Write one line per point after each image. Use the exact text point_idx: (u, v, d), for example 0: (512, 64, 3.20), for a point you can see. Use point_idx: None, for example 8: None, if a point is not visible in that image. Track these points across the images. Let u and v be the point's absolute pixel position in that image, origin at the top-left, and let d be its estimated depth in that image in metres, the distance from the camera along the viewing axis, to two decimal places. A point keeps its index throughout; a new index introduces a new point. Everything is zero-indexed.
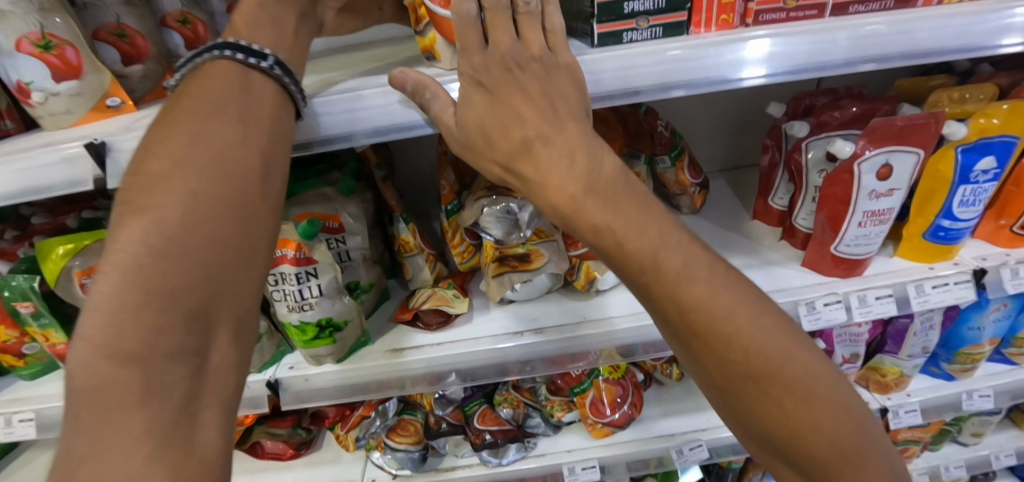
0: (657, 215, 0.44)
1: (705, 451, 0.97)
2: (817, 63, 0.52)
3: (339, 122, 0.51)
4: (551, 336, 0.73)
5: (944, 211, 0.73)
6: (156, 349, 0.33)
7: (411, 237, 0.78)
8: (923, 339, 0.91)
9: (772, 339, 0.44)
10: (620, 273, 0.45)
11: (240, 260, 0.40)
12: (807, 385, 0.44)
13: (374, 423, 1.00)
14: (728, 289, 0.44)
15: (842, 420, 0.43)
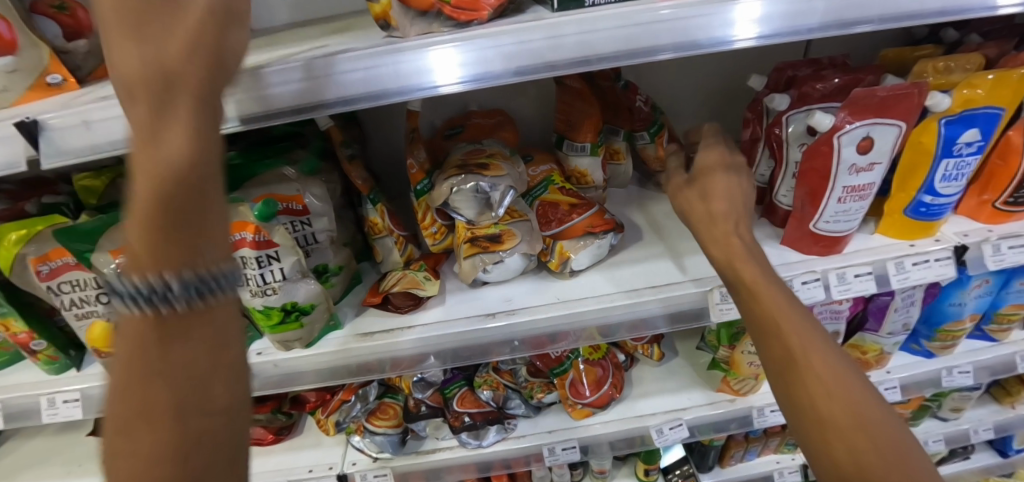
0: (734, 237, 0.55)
1: (685, 431, 0.96)
2: (796, 27, 0.49)
3: (293, 91, 0.47)
4: (523, 319, 0.72)
5: (926, 186, 0.71)
6: (176, 387, 0.31)
7: (379, 218, 0.76)
8: (904, 316, 0.91)
9: (833, 358, 0.49)
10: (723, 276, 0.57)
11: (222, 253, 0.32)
12: (861, 411, 0.46)
13: (354, 407, 1.01)
14: (791, 299, 0.52)
15: (891, 439, 0.46)
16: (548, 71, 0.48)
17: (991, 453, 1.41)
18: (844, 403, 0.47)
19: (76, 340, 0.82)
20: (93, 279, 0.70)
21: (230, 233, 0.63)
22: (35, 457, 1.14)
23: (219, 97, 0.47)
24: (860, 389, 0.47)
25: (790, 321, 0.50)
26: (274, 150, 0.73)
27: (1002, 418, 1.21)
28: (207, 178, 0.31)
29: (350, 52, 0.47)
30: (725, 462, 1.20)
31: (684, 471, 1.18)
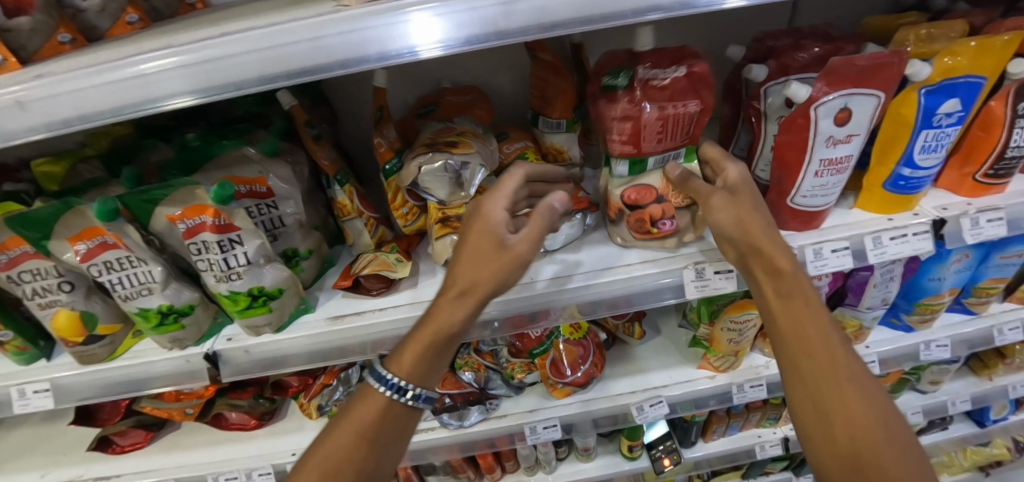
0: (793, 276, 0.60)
1: (665, 408, 0.97)
2: None
3: (236, 66, 0.45)
4: (510, 295, 0.71)
5: (905, 158, 0.69)
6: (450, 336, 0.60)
7: (348, 200, 0.74)
8: (883, 291, 0.90)
9: (854, 360, 0.57)
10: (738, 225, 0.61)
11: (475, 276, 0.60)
12: (878, 408, 0.55)
13: (336, 390, 1.03)
14: (816, 303, 0.59)
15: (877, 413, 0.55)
16: (498, 40, 0.45)
17: (969, 424, 1.44)
18: (864, 405, 0.54)
19: (44, 331, 0.81)
20: (53, 267, 0.68)
21: (189, 217, 0.61)
22: (20, 447, 1.13)
23: (158, 73, 0.45)
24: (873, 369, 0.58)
25: (811, 313, 0.58)
26: (234, 131, 0.71)
27: (979, 389, 1.23)
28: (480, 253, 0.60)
29: (297, 21, 0.44)
30: (708, 437, 1.21)
31: (667, 446, 1.19)
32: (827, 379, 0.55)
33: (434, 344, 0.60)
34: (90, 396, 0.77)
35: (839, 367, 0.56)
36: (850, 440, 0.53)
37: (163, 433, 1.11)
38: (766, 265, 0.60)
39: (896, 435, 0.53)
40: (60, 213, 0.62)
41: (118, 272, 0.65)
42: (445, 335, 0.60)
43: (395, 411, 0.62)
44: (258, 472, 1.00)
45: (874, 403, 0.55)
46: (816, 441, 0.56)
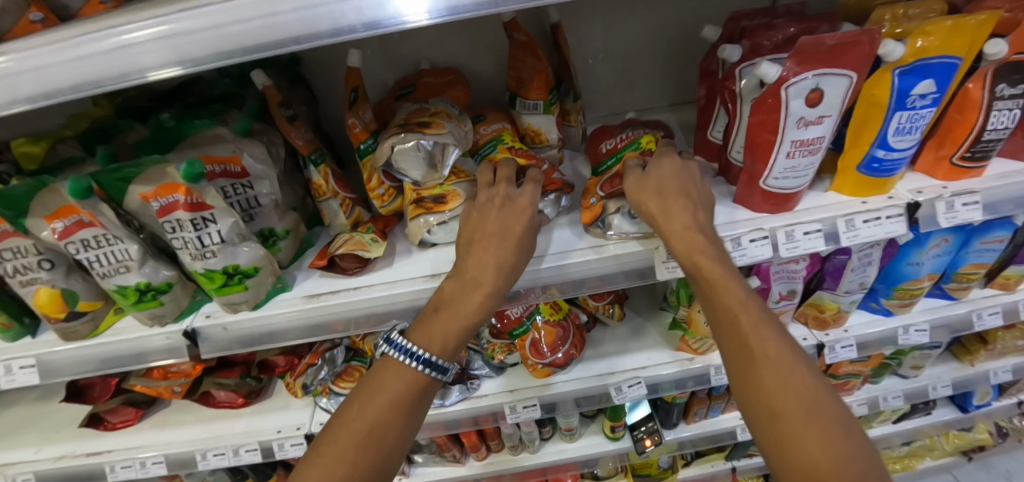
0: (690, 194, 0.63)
1: (643, 388, 0.98)
2: None
3: (195, 42, 0.45)
4: None
5: (879, 140, 0.69)
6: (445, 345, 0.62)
7: (323, 180, 0.74)
8: (861, 275, 0.91)
9: (788, 350, 0.51)
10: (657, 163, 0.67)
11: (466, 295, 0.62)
12: (812, 397, 0.48)
13: (320, 370, 1.05)
14: (741, 281, 0.56)
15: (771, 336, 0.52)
16: (453, 16, 0.45)
17: (952, 409, 1.45)
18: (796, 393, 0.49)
19: (29, 308, 0.82)
20: (32, 245, 0.69)
21: (162, 196, 0.62)
22: (15, 423, 1.16)
23: (120, 49, 0.45)
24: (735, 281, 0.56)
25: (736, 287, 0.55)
26: (208, 111, 0.71)
27: (961, 374, 1.23)
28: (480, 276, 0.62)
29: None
30: (690, 419, 1.23)
31: (649, 427, 1.21)
32: (751, 367, 0.51)
33: (462, 280, 0.62)
34: (75, 372, 0.79)
35: (763, 352, 0.51)
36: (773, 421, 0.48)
37: (153, 411, 1.14)
38: (682, 240, 0.59)
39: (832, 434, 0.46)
40: (35, 192, 0.63)
41: (96, 250, 0.66)
42: (481, 260, 0.62)
43: (420, 381, 0.61)
44: (245, 448, 1.02)
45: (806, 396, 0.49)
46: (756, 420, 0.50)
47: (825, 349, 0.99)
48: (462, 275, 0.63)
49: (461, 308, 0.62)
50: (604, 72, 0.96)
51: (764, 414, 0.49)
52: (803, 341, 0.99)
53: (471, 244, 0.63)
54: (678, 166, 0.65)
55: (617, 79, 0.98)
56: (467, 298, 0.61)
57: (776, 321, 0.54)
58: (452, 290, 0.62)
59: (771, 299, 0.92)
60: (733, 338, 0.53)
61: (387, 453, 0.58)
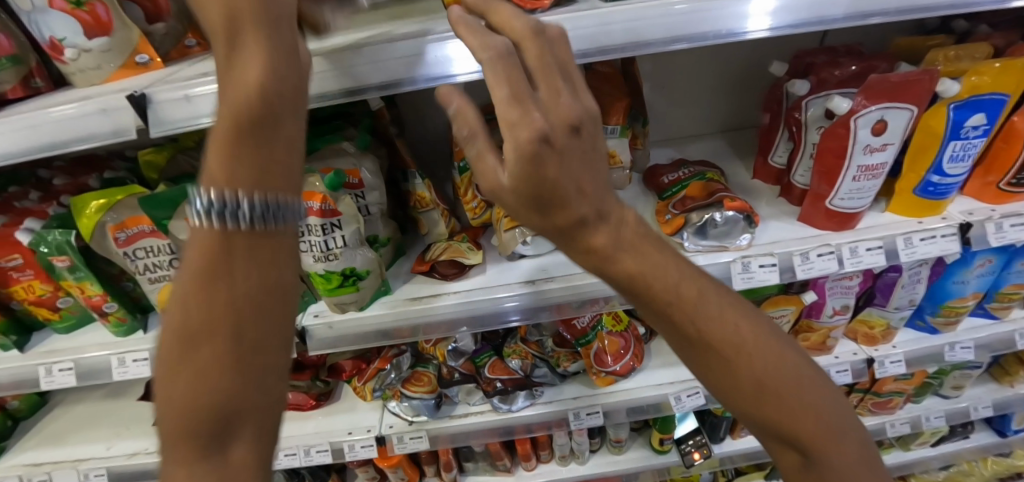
0: (675, 270, 0.46)
1: (701, 398, 1.04)
2: (819, 17, 0.56)
3: (369, 71, 0.56)
4: (575, 279, 0.79)
5: (934, 166, 0.76)
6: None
7: (427, 192, 0.81)
8: (910, 292, 0.97)
9: (801, 370, 0.50)
10: (658, 278, 0.45)
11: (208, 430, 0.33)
12: (828, 417, 0.49)
13: (389, 375, 1.07)
14: (738, 317, 0.48)
15: (792, 364, 0.49)
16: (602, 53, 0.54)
17: (990, 433, 1.48)
18: (792, 378, 0.49)
19: (139, 305, 0.90)
20: (166, 244, 0.77)
21: None
22: (84, 421, 1.21)
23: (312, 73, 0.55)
24: (740, 321, 0.48)
25: (748, 335, 0.47)
26: (328, 127, 0.80)
27: (1001, 395, 1.27)
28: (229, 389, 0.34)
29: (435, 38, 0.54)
30: (736, 433, 1.27)
31: (697, 441, 1.24)
32: (786, 400, 0.48)
33: (206, 408, 0.33)
34: None
35: (790, 387, 0.48)
36: (776, 404, 0.48)
37: None
38: (695, 347, 0.48)
39: (822, 408, 0.49)
40: (186, 195, 0.71)
41: None
42: (231, 358, 0.33)
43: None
44: (316, 449, 1.06)
45: (788, 359, 0.49)
46: (744, 412, 0.51)
47: (875, 364, 1.04)
48: (214, 396, 0.33)
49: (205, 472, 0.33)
50: (664, 101, 1.06)
51: (758, 408, 0.49)
52: (853, 355, 1.05)
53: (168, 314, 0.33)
54: (685, 281, 0.46)
55: (675, 107, 1.07)
56: (238, 436, 0.34)
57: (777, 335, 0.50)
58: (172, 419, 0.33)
59: (825, 314, 0.98)
60: (700, 347, 0.48)
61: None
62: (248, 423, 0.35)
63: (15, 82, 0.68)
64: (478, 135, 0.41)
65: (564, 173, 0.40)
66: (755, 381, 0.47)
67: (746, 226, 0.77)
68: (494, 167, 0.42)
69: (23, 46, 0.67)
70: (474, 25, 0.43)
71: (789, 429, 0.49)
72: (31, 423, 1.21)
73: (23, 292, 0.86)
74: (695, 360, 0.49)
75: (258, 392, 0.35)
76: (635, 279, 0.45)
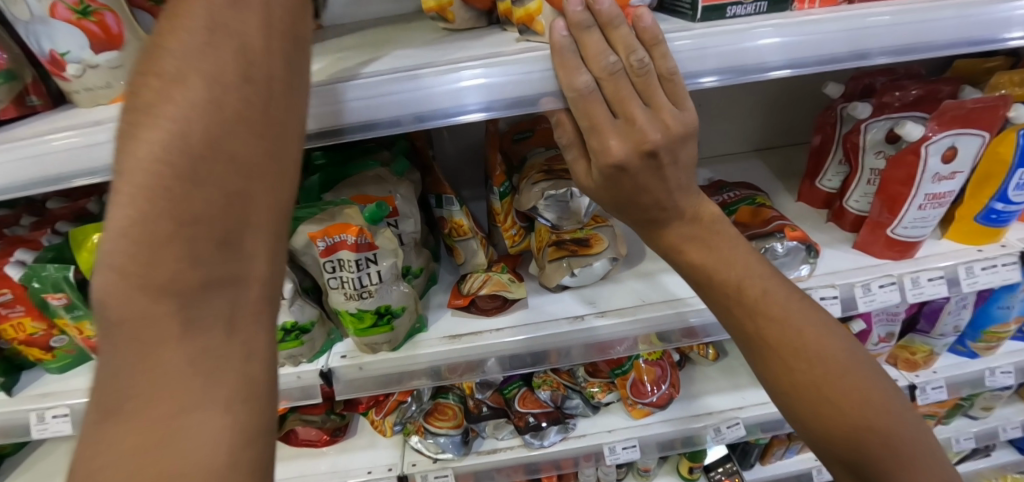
0: (762, 280, 0.53)
1: (741, 430, 0.98)
2: (924, 43, 0.51)
3: (442, 95, 0.46)
4: (626, 316, 0.73)
5: (999, 194, 0.73)
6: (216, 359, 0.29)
7: (464, 220, 0.76)
8: (956, 318, 0.94)
9: (881, 387, 0.52)
10: (743, 284, 0.52)
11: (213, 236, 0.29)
12: (907, 434, 0.50)
13: (410, 408, 1.01)
14: (825, 331, 0.53)
15: (870, 383, 0.51)
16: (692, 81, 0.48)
17: (1010, 450, 1.47)
18: (846, 379, 0.51)
19: None
20: None
21: (329, 235, 0.63)
22: None
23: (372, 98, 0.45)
24: (823, 332, 0.52)
25: (829, 345, 0.52)
26: (360, 150, 0.74)
27: None
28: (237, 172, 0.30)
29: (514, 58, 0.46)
30: (766, 460, 1.23)
31: (727, 469, 1.20)
32: (867, 415, 0.50)
33: (214, 229, 0.28)
34: None
35: (868, 400, 0.50)
36: (828, 407, 0.50)
37: None
38: (779, 349, 0.51)
39: (876, 412, 0.50)
40: None
41: None
42: (237, 189, 0.30)
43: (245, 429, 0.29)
44: None
45: (845, 365, 0.51)
46: (796, 415, 0.53)
47: (917, 390, 1.01)
48: (213, 222, 0.28)
49: (197, 327, 0.28)
50: (700, 119, 1.02)
51: (811, 412, 0.51)
52: (895, 382, 1.02)
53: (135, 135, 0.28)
54: (767, 286, 0.53)
55: (710, 125, 1.03)
56: (244, 270, 0.30)
57: (857, 356, 0.53)
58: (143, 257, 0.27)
59: (870, 342, 0.94)
60: (758, 346, 0.53)
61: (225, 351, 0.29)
62: (248, 259, 0.31)
63: (8, 101, 0.60)
64: (573, 145, 0.50)
65: (639, 187, 0.49)
66: (808, 381, 0.51)
67: (807, 257, 0.73)
68: (584, 171, 0.51)
69: (18, 60, 0.59)
70: (571, 56, 0.42)
71: (852, 445, 0.50)
72: (12, 464, 1.11)
73: (11, 331, 0.77)
74: (755, 355, 0.54)
75: (259, 232, 0.31)
76: (696, 271, 0.54)
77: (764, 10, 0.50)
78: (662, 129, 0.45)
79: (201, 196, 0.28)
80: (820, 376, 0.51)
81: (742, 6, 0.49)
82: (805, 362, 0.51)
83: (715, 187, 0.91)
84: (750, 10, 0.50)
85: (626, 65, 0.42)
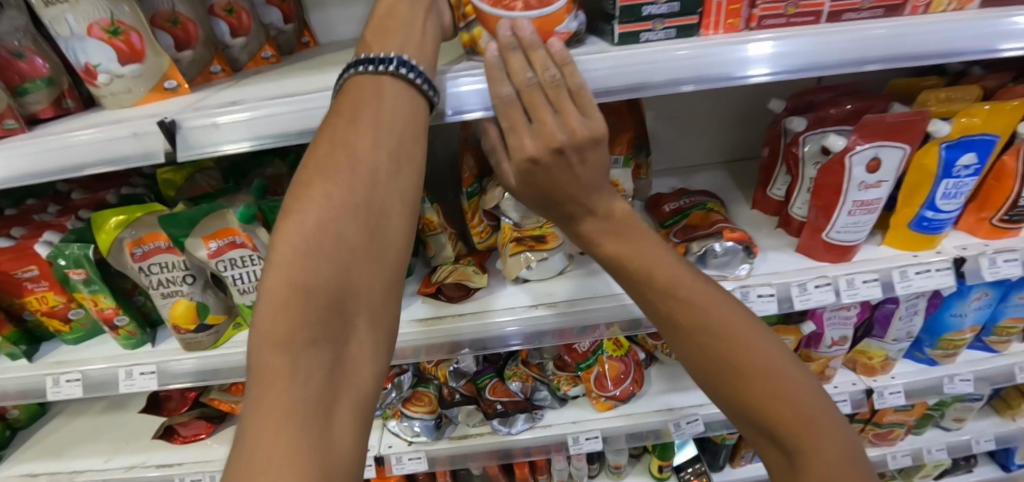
0: (675, 266, 0.60)
1: (700, 425, 1.04)
2: (858, 58, 0.56)
3: None
4: (576, 306, 0.80)
5: (928, 203, 0.79)
6: (304, 406, 0.34)
7: (435, 216, 0.83)
8: (907, 324, 0.99)
9: (794, 365, 0.56)
10: (658, 270, 0.59)
11: (329, 297, 0.38)
12: (817, 409, 0.54)
13: (390, 394, 1.07)
14: (738, 312, 0.59)
15: (783, 360, 0.56)
16: (608, 95, 0.55)
17: (994, 467, 1.47)
18: (752, 352, 0.56)
19: (149, 319, 0.91)
20: (181, 261, 0.79)
21: None
22: (81, 434, 1.20)
23: None
24: (735, 315, 0.58)
25: (742, 325, 0.58)
26: None
27: (1003, 429, 1.27)
28: (350, 246, 0.40)
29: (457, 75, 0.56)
30: (735, 462, 1.27)
31: (696, 469, 1.24)
32: (773, 386, 0.55)
33: (317, 296, 0.37)
34: (185, 379, 0.86)
35: (780, 377, 0.55)
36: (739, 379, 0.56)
37: (222, 427, 1.18)
38: (692, 332, 0.58)
39: (784, 382, 0.55)
40: (205, 215, 0.73)
41: (240, 269, 0.77)
42: (343, 259, 0.39)
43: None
44: None
45: (750, 340, 0.57)
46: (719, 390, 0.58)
47: (874, 394, 1.05)
48: (323, 288, 0.37)
49: (302, 378, 0.35)
50: (666, 129, 1.09)
51: (725, 383, 0.57)
52: (852, 386, 1.06)
53: (280, 220, 0.39)
54: (680, 273, 0.60)
55: (677, 137, 1.10)
56: (343, 334, 0.38)
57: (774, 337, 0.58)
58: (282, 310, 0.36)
59: (823, 344, 0.99)
60: (676, 329, 0.60)
61: (326, 402, 0.35)
62: (353, 324, 0.39)
63: (47, 103, 0.71)
64: (500, 149, 0.59)
65: (552, 181, 0.56)
66: (715, 354, 0.57)
67: (745, 257, 0.79)
68: (508, 172, 0.59)
69: (56, 69, 0.71)
70: (497, 70, 0.52)
71: (769, 419, 0.55)
72: (28, 433, 1.21)
73: (36, 303, 0.88)
74: (671, 334, 0.61)
75: (362, 296, 0.40)
76: (618, 262, 0.61)
77: (679, 10, 0.55)
78: (568, 132, 0.52)
79: (315, 264, 0.38)
80: (731, 355, 0.56)
81: (655, 6, 0.54)
82: (716, 343, 0.57)
83: (675, 196, 0.98)
84: (664, 9, 0.55)
85: (541, 79, 0.51)
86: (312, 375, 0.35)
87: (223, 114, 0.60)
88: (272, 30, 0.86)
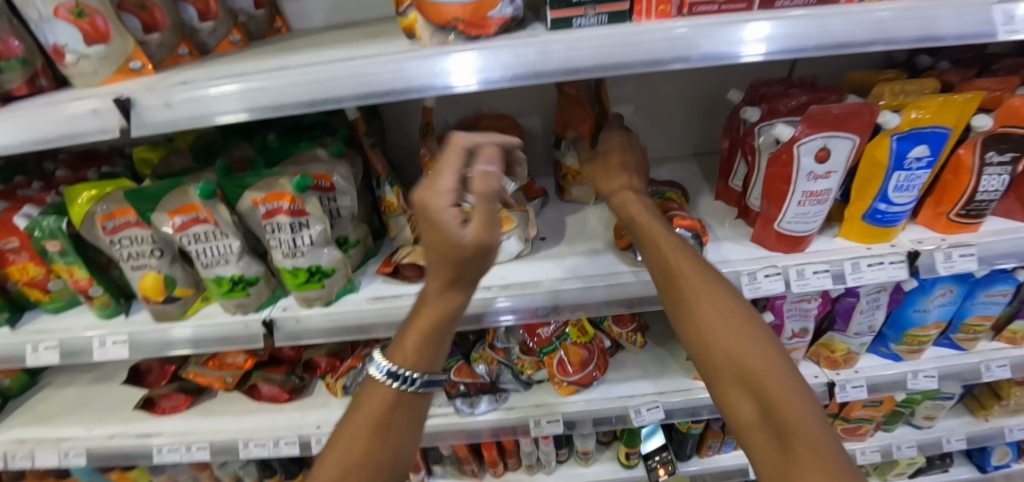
0: (642, 204, 0.73)
1: (661, 413, 1.05)
2: (785, 48, 0.57)
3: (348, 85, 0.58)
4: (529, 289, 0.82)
5: (880, 195, 0.79)
6: (366, 453, 0.58)
7: (395, 199, 0.88)
8: (869, 318, 0.99)
9: (743, 314, 0.61)
10: (630, 206, 0.73)
11: (401, 428, 0.62)
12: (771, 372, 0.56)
13: (360, 373, 1.12)
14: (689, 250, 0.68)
15: (739, 315, 0.60)
16: (536, 79, 0.57)
17: (970, 467, 1.46)
18: (790, 403, 0.53)
19: (124, 292, 0.95)
20: (149, 235, 0.81)
21: (269, 202, 0.75)
22: (68, 404, 1.25)
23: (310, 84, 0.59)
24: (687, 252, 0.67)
25: (690, 261, 0.66)
26: (307, 137, 0.86)
27: (974, 429, 1.27)
28: None
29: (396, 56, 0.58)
30: (703, 452, 1.28)
31: (664, 457, 1.25)
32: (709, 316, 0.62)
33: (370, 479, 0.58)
34: (152, 351, 0.89)
35: (718, 311, 0.62)
36: (764, 423, 0.55)
37: (200, 400, 1.22)
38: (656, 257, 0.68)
39: (830, 460, 0.48)
40: (167, 191, 0.77)
41: (204, 243, 0.78)
42: None
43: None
44: (284, 440, 1.09)
45: (790, 395, 0.54)
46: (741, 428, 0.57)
47: (836, 388, 1.06)
48: (396, 428, 0.62)
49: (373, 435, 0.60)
50: (639, 121, 1.10)
51: (755, 429, 0.56)
52: (813, 378, 1.07)
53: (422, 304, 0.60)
54: (644, 212, 0.72)
55: (648, 129, 1.11)
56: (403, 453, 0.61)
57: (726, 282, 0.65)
58: (432, 324, 0.60)
59: (784, 336, 1.00)
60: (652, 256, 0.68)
61: None
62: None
63: (21, 82, 0.74)
64: None
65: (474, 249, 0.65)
66: (767, 398, 0.54)
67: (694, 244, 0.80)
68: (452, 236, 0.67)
69: (30, 50, 0.74)
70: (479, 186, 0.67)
71: (733, 361, 0.58)
72: (19, 402, 1.27)
73: (17, 273, 0.92)
74: (689, 350, 0.63)
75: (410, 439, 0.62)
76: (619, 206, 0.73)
77: None
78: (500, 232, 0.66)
79: None
80: (687, 284, 0.64)
81: None
82: (675, 270, 0.66)
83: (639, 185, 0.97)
84: None
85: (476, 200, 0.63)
86: (382, 448, 0.59)
87: (176, 93, 0.61)
88: (242, 16, 0.90)
